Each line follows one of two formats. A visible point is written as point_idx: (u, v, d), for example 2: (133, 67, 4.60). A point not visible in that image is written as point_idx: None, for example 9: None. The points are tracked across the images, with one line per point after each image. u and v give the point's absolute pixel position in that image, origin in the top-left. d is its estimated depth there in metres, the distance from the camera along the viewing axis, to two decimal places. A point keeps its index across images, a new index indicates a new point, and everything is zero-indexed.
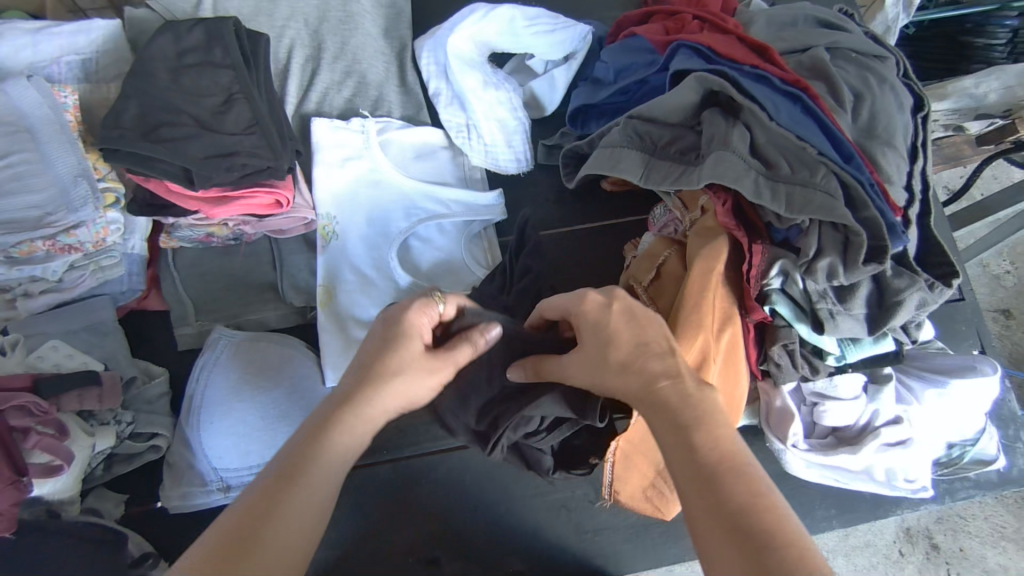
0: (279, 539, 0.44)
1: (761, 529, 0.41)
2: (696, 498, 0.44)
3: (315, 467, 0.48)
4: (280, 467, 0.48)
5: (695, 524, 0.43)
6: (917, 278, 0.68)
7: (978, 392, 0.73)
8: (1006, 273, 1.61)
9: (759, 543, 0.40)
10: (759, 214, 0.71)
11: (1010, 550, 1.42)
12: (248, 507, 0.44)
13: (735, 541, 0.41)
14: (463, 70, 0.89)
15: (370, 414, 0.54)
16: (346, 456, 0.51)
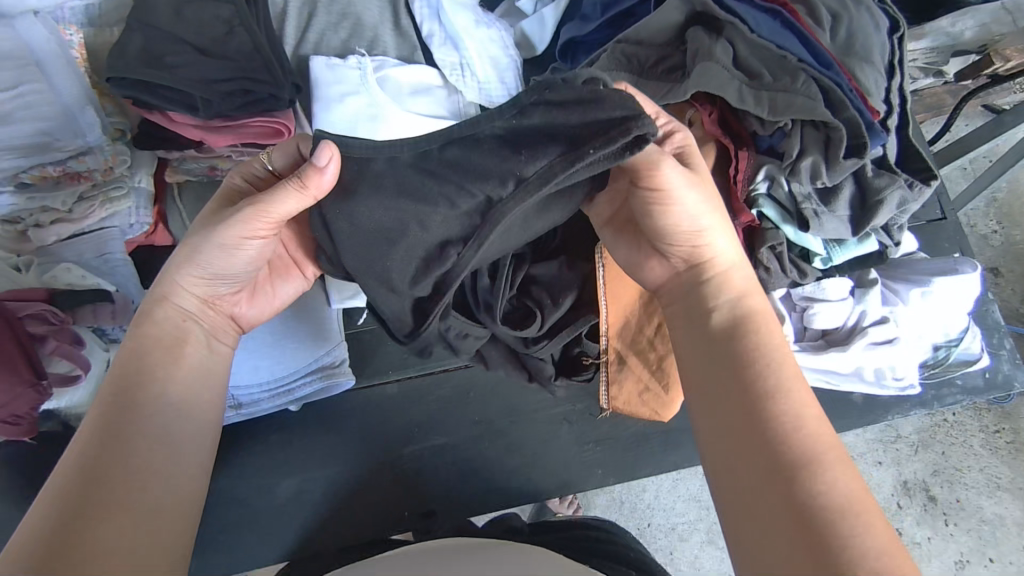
0: (130, 457, 0.51)
1: (789, 455, 0.48)
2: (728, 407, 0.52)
3: (153, 380, 0.54)
4: (116, 391, 0.53)
5: (719, 426, 0.52)
6: (896, 177, 0.71)
7: (960, 290, 0.77)
8: (993, 232, 1.64)
9: (789, 463, 0.48)
10: (744, 123, 0.73)
11: (1006, 499, 1.45)
12: (95, 434, 0.51)
13: (751, 448, 0.49)
14: (454, 10, 0.91)
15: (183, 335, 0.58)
16: (181, 359, 0.57)
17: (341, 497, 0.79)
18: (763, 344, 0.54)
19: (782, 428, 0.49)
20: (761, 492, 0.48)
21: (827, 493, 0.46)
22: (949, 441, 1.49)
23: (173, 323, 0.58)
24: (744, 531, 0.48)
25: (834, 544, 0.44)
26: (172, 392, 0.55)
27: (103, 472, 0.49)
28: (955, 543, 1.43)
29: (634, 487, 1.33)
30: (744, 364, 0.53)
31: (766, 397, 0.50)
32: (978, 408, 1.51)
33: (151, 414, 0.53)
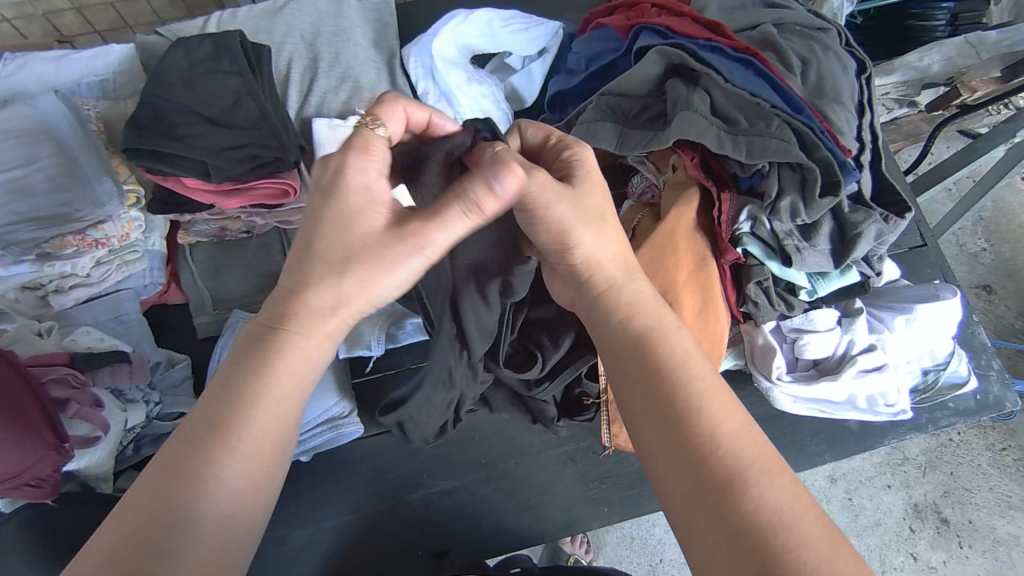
0: (199, 522, 0.45)
1: (715, 470, 0.46)
2: (653, 422, 0.51)
3: (242, 422, 0.48)
4: (208, 418, 0.48)
5: (648, 443, 0.51)
6: (871, 211, 0.74)
7: (942, 316, 0.79)
8: (982, 251, 1.67)
9: (716, 478, 0.46)
10: (725, 166, 0.77)
11: (1020, 519, 1.44)
12: (167, 480, 0.45)
13: (682, 463, 0.48)
14: (447, 69, 0.97)
15: (305, 354, 0.52)
16: (285, 399, 0.50)
17: (353, 544, 0.80)
18: (670, 361, 0.52)
19: (700, 446, 0.47)
20: (696, 517, 0.46)
21: (756, 508, 0.44)
22: (956, 461, 1.49)
23: (294, 352, 0.52)
24: (695, 561, 0.46)
25: (771, 564, 0.42)
26: (260, 438, 0.49)
27: (163, 541, 0.43)
28: (972, 566, 1.42)
29: (644, 523, 1.33)
30: (654, 384, 0.52)
31: (682, 417, 0.49)
32: (982, 427, 1.52)
33: (224, 466, 0.47)
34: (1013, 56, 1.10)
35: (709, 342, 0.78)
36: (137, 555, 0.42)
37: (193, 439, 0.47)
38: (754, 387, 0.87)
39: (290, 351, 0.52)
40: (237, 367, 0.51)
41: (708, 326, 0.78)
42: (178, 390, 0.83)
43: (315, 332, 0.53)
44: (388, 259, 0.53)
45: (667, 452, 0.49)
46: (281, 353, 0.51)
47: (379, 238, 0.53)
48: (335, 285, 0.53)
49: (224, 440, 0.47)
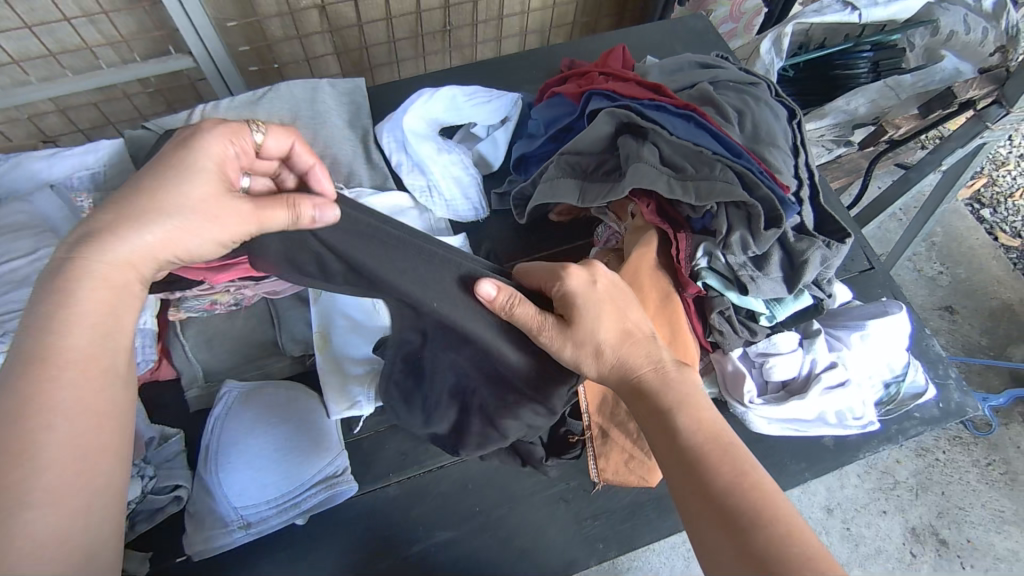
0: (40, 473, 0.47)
1: (756, 532, 0.49)
2: (689, 493, 0.54)
3: (55, 383, 0.49)
4: (32, 354, 0.50)
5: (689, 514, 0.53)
6: (814, 239, 0.81)
7: (894, 330, 0.86)
8: (939, 274, 1.77)
9: (759, 543, 0.48)
10: (678, 209, 0.85)
11: (1015, 533, 1.45)
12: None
13: (723, 531, 0.50)
14: (419, 141, 1.06)
15: (109, 279, 0.54)
16: (95, 351, 0.52)
17: None
18: (694, 433, 0.56)
19: (725, 498, 0.51)
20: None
21: (780, 548, 0.48)
22: (945, 480, 1.52)
23: (92, 286, 0.53)
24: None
25: None
26: (79, 392, 0.50)
27: (9, 473, 0.46)
28: None
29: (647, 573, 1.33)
30: (680, 442, 0.56)
31: (716, 485, 0.52)
32: (965, 444, 1.56)
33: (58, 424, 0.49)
34: (926, 94, 1.25)
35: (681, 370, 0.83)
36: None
37: (19, 377, 0.49)
38: (732, 414, 0.91)
39: (89, 280, 0.53)
40: (41, 297, 0.52)
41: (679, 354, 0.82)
42: (172, 463, 0.82)
43: (118, 260, 0.54)
44: (214, 221, 0.58)
45: (707, 520, 0.52)
46: (81, 283, 0.52)
47: (209, 202, 0.58)
48: (147, 220, 0.55)
49: (44, 369, 0.49)
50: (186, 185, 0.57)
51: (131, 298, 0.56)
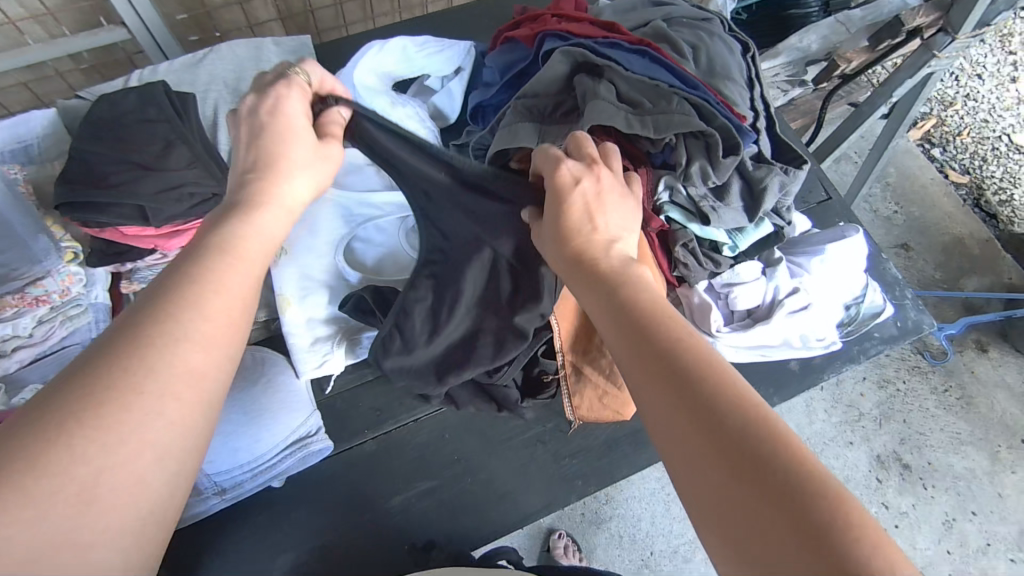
0: (182, 363, 0.43)
1: (706, 386, 0.43)
2: (632, 351, 0.48)
3: (228, 275, 0.48)
4: (195, 252, 0.49)
5: (633, 374, 0.47)
6: (771, 167, 0.82)
7: (851, 252, 0.88)
8: (893, 213, 1.80)
9: (705, 395, 0.42)
10: (638, 145, 0.84)
11: (971, 452, 1.51)
12: (156, 312, 0.44)
13: (665, 382, 0.44)
14: (372, 95, 1.02)
15: (261, 210, 0.54)
16: (257, 264, 0.52)
17: (340, 558, 0.80)
18: (644, 299, 0.51)
19: (676, 355, 0.45)
20: (687, 438, 0.42)
21: (730, 408, 0.41)
22: (907, 409, 1.56)
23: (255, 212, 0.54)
24: (685, 490, 0.42)
25: (776, 475, 0.38)
26: (243, 308, 0.49)
27: (135, 363, 0.41)
28: (938, 505, 1.47)
29: (627, 519, 1.36)
30: (624, 317, 0.50)
31: (665, 341, 0.46)
32: (923, 372, 1.59)
33: (225, 338, 0.46)
34: (875, 26, 1.26)
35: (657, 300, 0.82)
36: (116, 361, 0.41)
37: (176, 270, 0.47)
38: None
39: (266, 211, 0.54)
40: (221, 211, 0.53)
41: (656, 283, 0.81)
42: None
43: (283, 207, 0.56)
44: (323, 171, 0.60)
45: (651, 374, 0.46)
46: (256, 211, 0.54)
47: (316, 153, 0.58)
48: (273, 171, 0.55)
49: (215, 257, 0.49)
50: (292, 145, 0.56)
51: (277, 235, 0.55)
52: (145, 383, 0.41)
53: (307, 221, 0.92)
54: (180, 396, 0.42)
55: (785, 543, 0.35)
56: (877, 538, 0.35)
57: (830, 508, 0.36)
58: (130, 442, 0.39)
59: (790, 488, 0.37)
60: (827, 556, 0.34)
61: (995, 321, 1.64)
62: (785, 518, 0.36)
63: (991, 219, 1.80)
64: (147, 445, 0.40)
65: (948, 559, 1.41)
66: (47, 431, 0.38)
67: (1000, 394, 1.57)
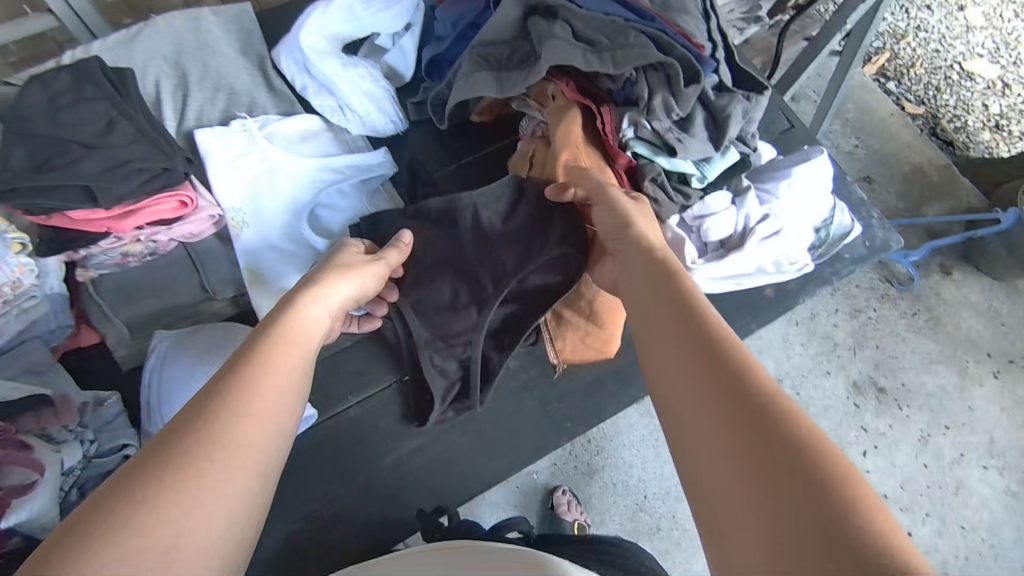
0: (225, 439, 0.48)
1: (731, 359, 0.48)
2: (665, 329, 0.54)
3: (283, 363, 0.56)
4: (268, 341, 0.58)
5: (661, 345, 0.54)
6: (733, 94, 0.81)
7: (817, 175, 0.89)
8: (855, 147, 1.81)
9: (726, 366, 0.48)
10: (599, 84, 0.84)
11: (942, 370, 1.56)
12: (200, 409, 0.50)
13: (688, 352, 0.51)
14: (319, 59, 0.98)
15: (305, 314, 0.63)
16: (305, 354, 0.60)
17: (338, 523, 0.81)
18: (685, 289, 0.57)
19: (708, 332, 0.51)
20: (700, 398, 0.47)
21: (754, 384, 0.46)
22: (879, 335, 1.59)
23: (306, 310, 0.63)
24: (690, 458, 0.45)
25: (775, 431, 0.42)
26: (282, 391, 0.54)
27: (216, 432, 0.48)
28: (913, 423, 1.51)
29: (620, 467, 1.38)
30: (668, 305, 0.56)
31: (700, 323, 0.53)
32: (892, 300, 1.63)
33: (268, 412, 0.52)
34: None
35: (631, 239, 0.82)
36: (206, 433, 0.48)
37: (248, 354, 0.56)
38: None
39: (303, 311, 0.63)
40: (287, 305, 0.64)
41: None
42: (113, 425, 0.82)
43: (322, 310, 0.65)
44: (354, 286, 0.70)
45: (677, 345, 0.52)
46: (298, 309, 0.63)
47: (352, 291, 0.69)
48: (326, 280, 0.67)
49: (274, 349, 0.57)
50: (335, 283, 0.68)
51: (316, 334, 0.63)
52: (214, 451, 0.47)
53: (268, 194, 0.93)
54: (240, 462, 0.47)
55: (788, 496, 0.39)
56: (873, 504, 0.38)
57: (829, 467, 0.40)
58: (203, 506, 0.44)
59: (798, 453, 0.41)
60: (819, 503, 0.38)
61: (957, 244, 1.68)
62: (791, 476, 0.40)
63: (948, 146, 1.83)
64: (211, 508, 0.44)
65: (924, 473, 1.46)
66: (161, 482, 0.44)
67: (966, 313, 1.61)
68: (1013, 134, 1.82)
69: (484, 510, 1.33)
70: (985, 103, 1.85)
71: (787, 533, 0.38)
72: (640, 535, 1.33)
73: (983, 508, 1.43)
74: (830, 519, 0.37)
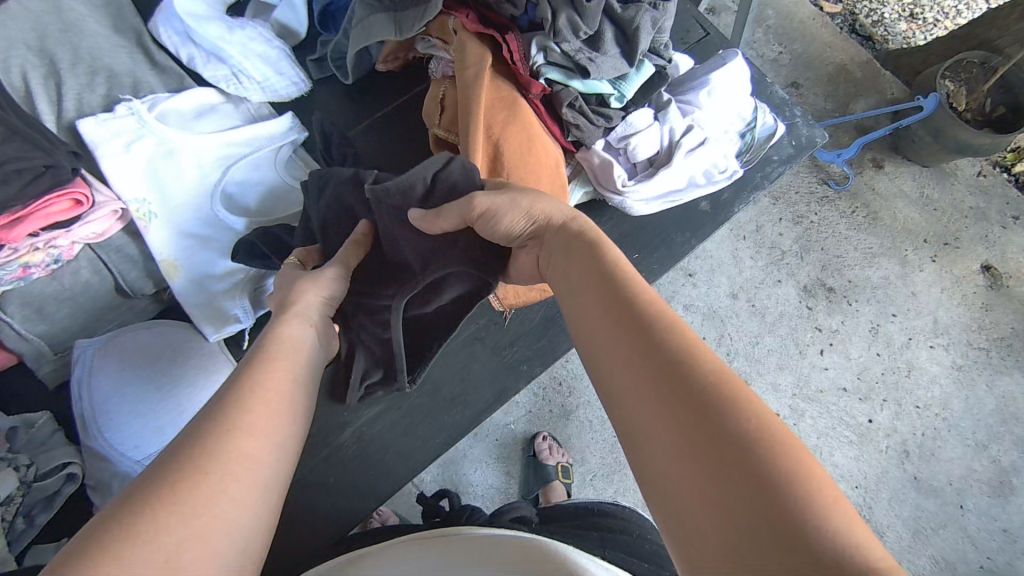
0: (221, 450, 0.42)
1: (667, 337, 0.45)
2: (597, 309, 0.50)
3: (273, 370, 0.51)
4: (260, 352, 0.53)
5: (595, 328, 0.50)
6: (640, 4, 0.78)
7: (734, 78, 0.88)
8: (779, 54, 1.81)
9: (663, 348, 0.44)
10: (500, 13, 0.79)
11: (885, 262, 1.61)
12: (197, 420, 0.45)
13: (622, 335, 0.47)
14: (201, 25, 0.90)
15: (285, 328, 0.58)
16: (298, 360, 0.55)
17: (305, 505, 0.79)
18: (616, 260, 0.53)
19: (640, 309, 0.48)
20: (636, 387, 0.44)
21: (695, 369, 0.42)
22: (823, 237, 1.63)
23: (295, 322, 0.59)
24: (636, 451, 0.42)
25: (717, 420, 0.39)
26: (282, 401, 0.49)
27: (214, 441, 0.42)
28: (863, 316, 1.56)
29: (593, 404, 1.40)
30: (600, 280, 0.52)
31: (634, 298, 0.49)
32: (831, 201, 1.66)
33: (269, 423, 0.46)
34: None
35: (548, 170, 0.81)
36: (202, 441, 0.42)
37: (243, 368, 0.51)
38: (611, 209, 0.92)
39: (288, 323, 0.58)
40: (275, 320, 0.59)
41: (541, 152, 0.81)
42: (49, 445, 0.78)
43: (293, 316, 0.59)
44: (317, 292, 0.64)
45: (611, 327, 0.48)
46: (283, 323, 0.58)
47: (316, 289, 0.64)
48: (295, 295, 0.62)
49: (264, 359, 0.52)
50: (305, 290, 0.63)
51: (307, 338, 0.58)
52: (211, 463, 0.41)
53: (170, 179, 0.86)
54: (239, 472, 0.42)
55: (741, 496, 0.36)
56: (827, 488, 0.36)
57: (780, 456, 0.37)
58: (200, 517, 0.38)
59: (739, 441, 0.37)
60: (770, 494, 0.35)
61: (886, 136, 1.71)
62: (732, 467, 0.37)
63: (868, 42, 1.84)
64: (220, 534, 0.39)
65: (877, 361, 1.53)
66: (150, 495, 0.38)
67: (901, 204, 1.66)
68: (928, 21, 1.85)
69: (467, 466, 1.33)
70: None
71: (736, 528, 0.35)
72: (622, 465, 1.36)
73: (934, 384, 1.51)
74: (786, 513, 0.34)
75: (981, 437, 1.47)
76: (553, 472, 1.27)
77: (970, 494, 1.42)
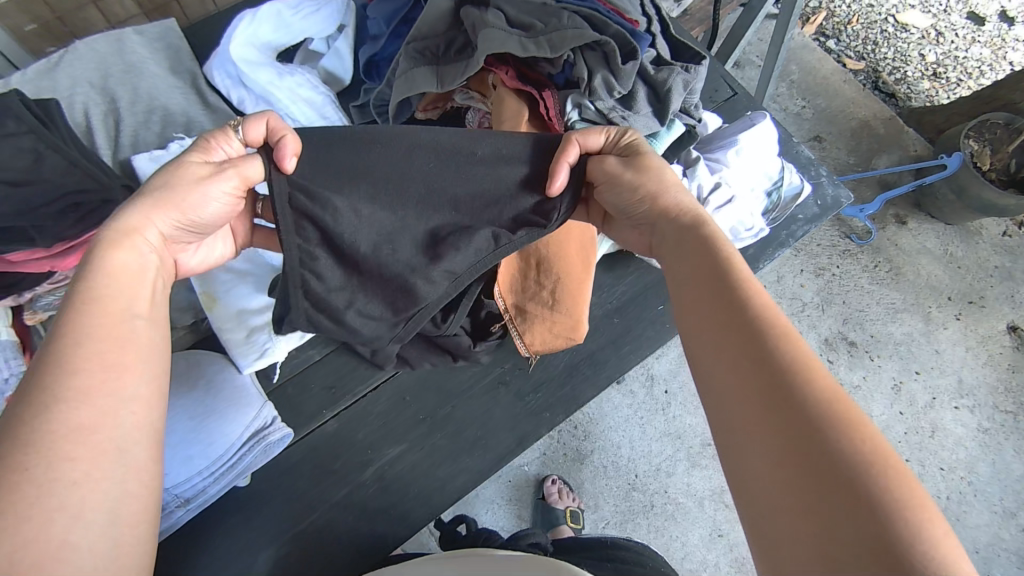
0: (43, 428, 0.41)
1: (781, 350, 0.44)
2: (702, 310, 0.50)
3: (113, 323, 0.48)
4: (76, 294, 0.48)
5: (700, 329, 0.49)
6: (673, 67, 0.81)
7: (762, 139, 0.90)
8: (802, 108, 1.84)
9: (775, 361, 0.44)
10: (538, 70, 0.83)
11: (907, 318, 1.60)
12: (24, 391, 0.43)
13: (727, 342, 0.47)
14: (254, 70, 0.95)
15: (118, 250, 0.52)
16: (145, 303, 0.51)
17: (323, 542, 0.79)
18: (728, 259, 0.52)
19: (755, 317, 0.47)
20: (740, 396, 0.44)
21: (808, 388, 0.42)
22: (845, 290, 1.63)
23: (129, 248, 0.53)
24: (733, 455, 0.43)
25: (825, 444, 0.39)
26: (120, 355, 0.46)
27: (32, 421, 0.41)
28: (885, 372, 1.54)
29: (607, 449, 1.39)
30: (711, 280, 0.51)
31: (747, 301, 0.48)
32: (853, 255, 1.66)
33: (101, 388, 0.44)
34: None
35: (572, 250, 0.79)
36: (18, 425, 0.41)
37: (66, 317, 0.47)
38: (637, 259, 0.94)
39: (122, 249, 0.52)
40: (107, 237, 0.52)
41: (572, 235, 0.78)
42: None
43: (149, 240, 0.55)
44: (175, 210, 0.56)
45: (718, 333, 0.48)
46: (116, 247, 0.52)
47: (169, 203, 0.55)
48: (155, 202, 0.55)
49: (83, 304, 0.48)
50: (165, 207, 0.55)
51: (144, 262, 0.53)
52: (28, 456, 0.39)
53: None
54: (74, 450, 0.41)
55: (841, 520, 0.36)
56: (936, 527, 0.36)
57: (887, 489, 0.37)
58: (35, 510, 0.38)
59: (851, 468, 0.38)
60: (872, 519, 0.36)
61: (909, 193, 1.72)
62: (839, 489, 0.37)
63: (891, 99, 1.87)
64: (70, 518, 0.39)
65: (900, 419, 1.50)
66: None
67: (924, 260, 1.65)
68: (951, 80, 1.88)
69: (478, 507, 1.32)
70: (921, 53, 1.90)
71: (841, 548, 0.36)
72: (635, 514, 1.34)
73: (960, 447, 1.48)
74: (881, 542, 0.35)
75: (1010, 505, 1.43)
76: (561, 516, 1.26)
77: (998, 563, 1.37)
